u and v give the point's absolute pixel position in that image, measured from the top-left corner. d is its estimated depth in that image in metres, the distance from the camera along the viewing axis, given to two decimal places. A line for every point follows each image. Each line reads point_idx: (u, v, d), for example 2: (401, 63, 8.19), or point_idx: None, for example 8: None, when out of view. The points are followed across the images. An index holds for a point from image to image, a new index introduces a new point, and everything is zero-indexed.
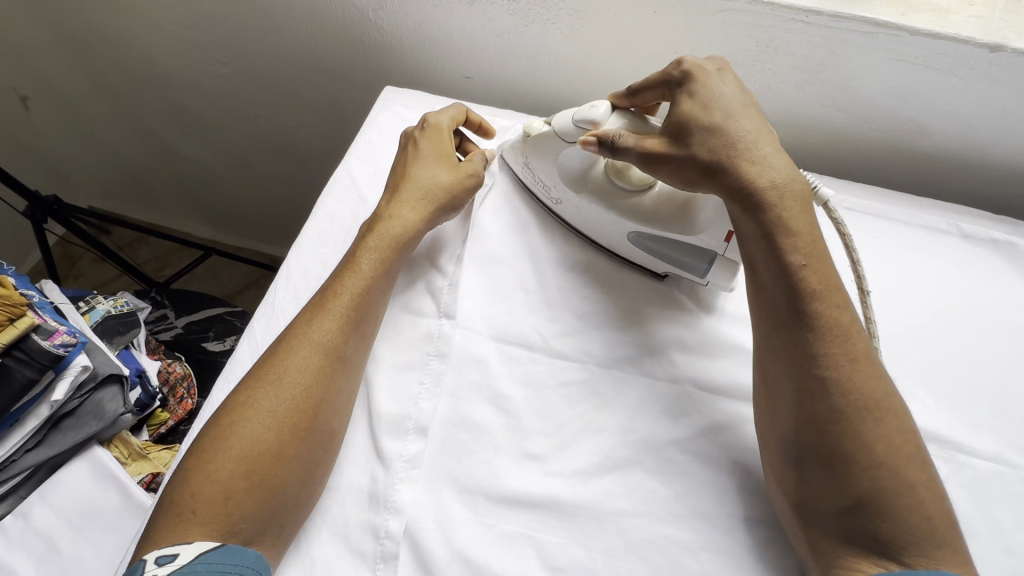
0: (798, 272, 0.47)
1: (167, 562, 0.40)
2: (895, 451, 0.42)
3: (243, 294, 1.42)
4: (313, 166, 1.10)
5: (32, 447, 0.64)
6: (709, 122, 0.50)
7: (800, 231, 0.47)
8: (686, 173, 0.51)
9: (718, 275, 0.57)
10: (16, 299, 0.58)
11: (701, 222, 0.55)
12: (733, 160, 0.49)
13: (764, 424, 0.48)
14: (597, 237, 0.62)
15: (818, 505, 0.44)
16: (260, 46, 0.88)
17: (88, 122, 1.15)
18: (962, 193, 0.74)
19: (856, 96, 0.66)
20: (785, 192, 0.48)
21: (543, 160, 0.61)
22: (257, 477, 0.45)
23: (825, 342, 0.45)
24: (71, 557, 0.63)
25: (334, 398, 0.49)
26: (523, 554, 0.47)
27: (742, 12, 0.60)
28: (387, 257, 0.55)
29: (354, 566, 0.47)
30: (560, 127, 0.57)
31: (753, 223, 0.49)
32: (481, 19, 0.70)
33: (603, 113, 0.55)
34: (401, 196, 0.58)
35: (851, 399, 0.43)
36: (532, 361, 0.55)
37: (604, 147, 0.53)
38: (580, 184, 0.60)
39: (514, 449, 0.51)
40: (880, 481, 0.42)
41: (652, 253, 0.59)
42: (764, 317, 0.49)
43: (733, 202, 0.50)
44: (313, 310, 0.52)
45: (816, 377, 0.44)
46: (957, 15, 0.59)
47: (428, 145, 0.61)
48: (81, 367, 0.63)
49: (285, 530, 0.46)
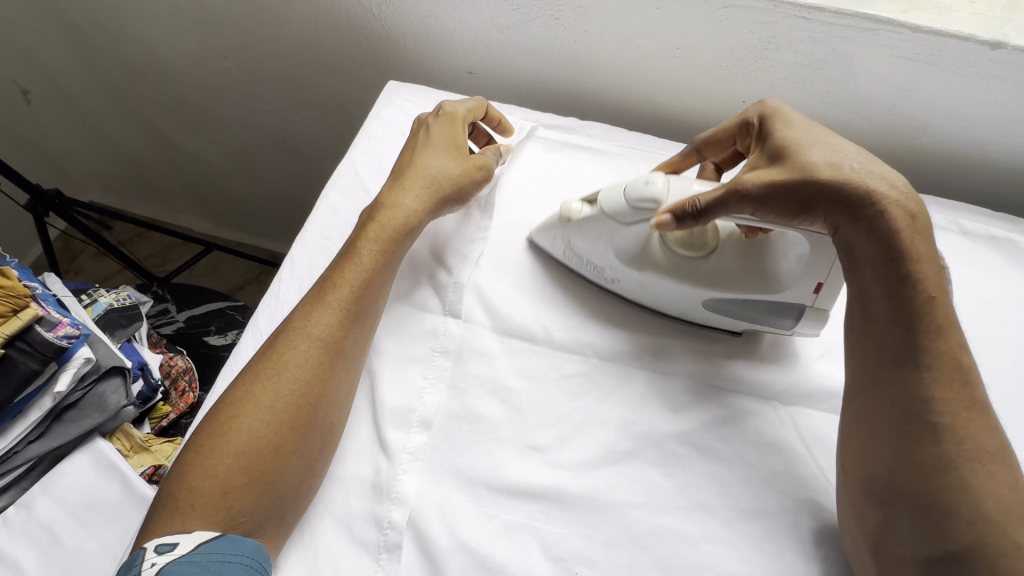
0: (925, 307, 0.43)
1: (166, 551, 0.41)
2: (1008, 506, 0.40)
3: (245, 290, 1.42)
4: (314, 162, 1.11)
5: (34, 439, 0.64)
6: (813, 147, 0.47)
7: (928, 259, 0.44)
8: (800, 198, 0.46)
9: (806, 324, 0.54)
10: (21, 291, 0.59)
11: (786, 275, 0.52)
12: (857, 177, 0.45)
13: (849, 464, 0.47)
14: (667, 308, 0.57)
15: (907, 551, 0.42)
16: (265, 41, 0.88)
17: (91, 116, 1.15)
18: (961, 191, 0.74)
19: (857, 93, 0.66)
20: (914, 214, 0.44)
21: (590, 241, 0.56)
22: (256, 472, 0.45)
23: (942, 385, 0.43)
24: (74, 549, 0.63)
25: (333, 390, 0.50)
26: (525, 543, 0.47)
27: (746, 8, 0.61)
28: (387, 248, 0.55)
29: (357, 555, 0.47)
30: (613, 211, 0.52)
31: (876, 248, 0.44)
32: (485, 14, 0.71)
33: (663, 188, 0.49)
34: (403, 183, 0.58)
35: (963, 448, 0.41)
36: (535, 353, 0.56)
37: (684, 218, 0.48)
38: (642, 263, 0.55)
39: (517, 441, 0.51)
40: (983, 536, 0.39)
41: (737, 315, 0.55)
42: (871, 354, 0.46)
43: (856, 220, 0.45)
44: (313, 301, 0.52)
45: (927, 422, 0.42)
46: (958, 13, 0.59)
47: (440, 131, 0.61)
48: (84, 359, 0.63)
49: (287, 520, 0.46)
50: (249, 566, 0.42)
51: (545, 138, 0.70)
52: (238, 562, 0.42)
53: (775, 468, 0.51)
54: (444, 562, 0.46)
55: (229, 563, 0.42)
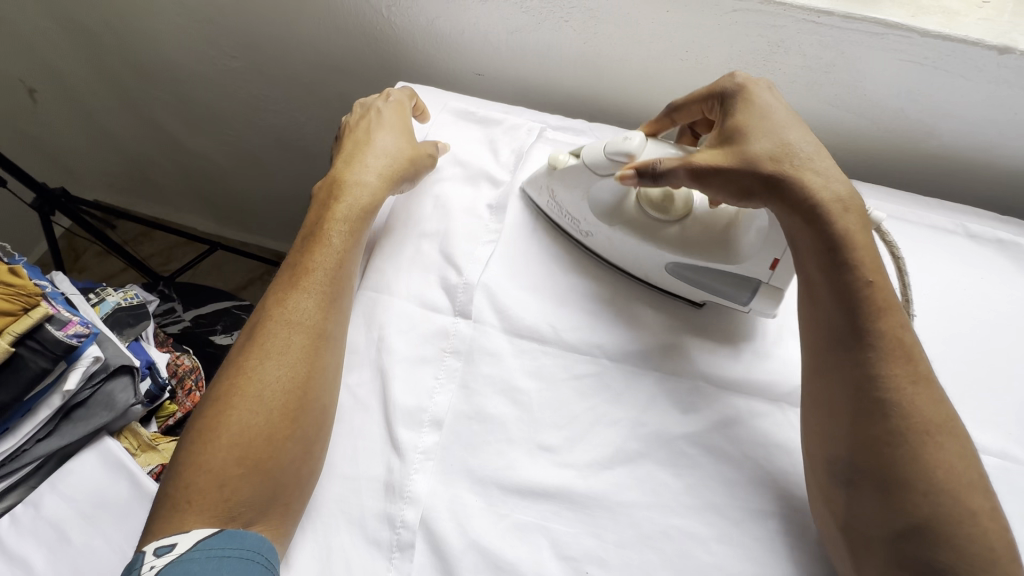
0: (862, 290, 0.46)
1: (165, 553, 0.42)
2: (956, 474, 0.42)
3: (249, 289, 1.42)
4: (319, 162, 1.11)
5: (43, 437, 0.64)
6: (767, 133, 0.49)
7: (864, 247, 0.47)
8: (743, 185, 0.49)
9: (761, 303, 0.56)
10: (32, 289, 0.60)
11: (745, 248, 0.54)
12: (796, 170, 0.48)
13: (812, 449, 0.48)
14: (634, 269, 0.60)
15: (873, 529, 0.43)
16: (273, 42, 0.88)
17: (96, 115, 1.16)
18: (966, 194, 0.75)
19: (865, 97, 0.67)
20: (849, 206, 0.47)
21: (571, 191, 0.59)
22: (250, 463, 0.46)
23: (887, 363, 0.45)
24: (82, 547, 0.63)
25: (321, 373, 0.51)
26: (535, 543, 0.48)
27: (755, 12, 0.61)
28: (355, 228, 0.58)
29: (370, 554, 0.48)
30: (591, 160, 0.56)
31: (813, 238, 0.48)
32: (494, 17, 0.71)
33: (638, 145, 0.53)
34: (363, 161, 0.61)
35: (910, 422, 0.43)
36: (545, 354, 0.56)
37: (644, 178, 0.51)
38: (612, 217, 0.58)
39: (527, 441, 0.51)
40: (938, 507, 0.41)
41: (694, 284, 0.57)
42: (820, 337, 0.48)
43: (794, 213, 0.48)
44: (287, 288, 0.53)
45: (874, 398, 0.44)
46: (966, 17, 0.60)
47: (391, 114, 0.65)
48: (93, 357, 0.64)
49: (292, 506, 0.47)
50: (252, 560, 0.42)
51: (555, 140, 0.70)
52: (239, 556, 0.42)
53: (783, 468, 0.51)
54: (456, 561, 0.47)
55: (230, 558, 0.42)
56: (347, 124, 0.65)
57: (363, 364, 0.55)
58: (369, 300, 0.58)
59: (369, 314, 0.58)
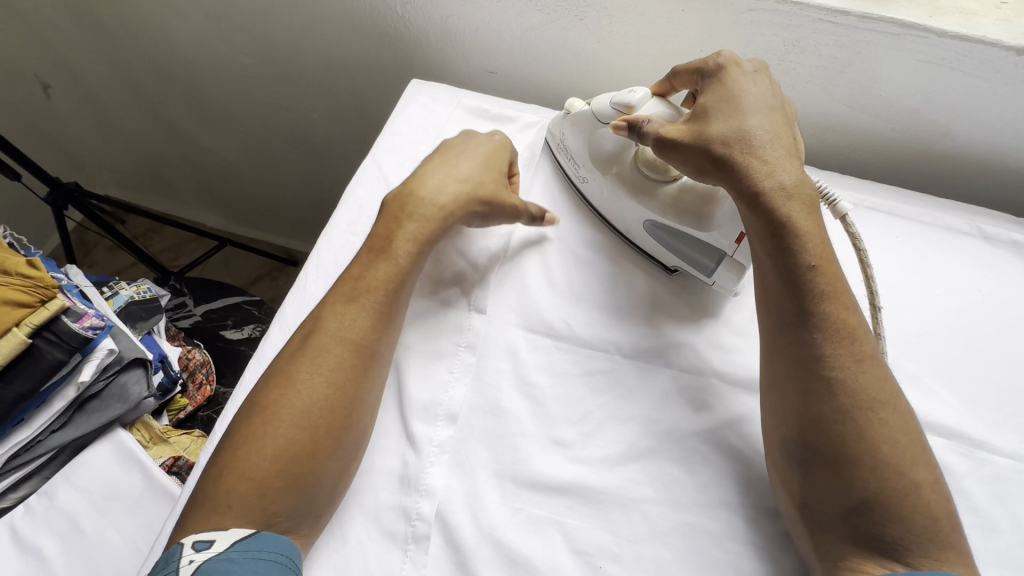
0: (806, 274, 0.47)
1: (204, 548, 0.41)
2: (898, 451, 0.43)
3: (258, 285, 1.43)
4: (331, 158, 1.11)
5: (58, 428, 0.65)
6: (726, 117, 0.51)
7: (809, 232, 0.47)
8: (696, 162, 0.51)
9: (725, 275, 0.57)
10: (49, 281, 0.60)
11: (716, 220, 0.55)
12: (744, 156, 0.49)
13: (769, 426, 0.49)
14: (615, 222, 0.62)
15: (825, 506, 0.44)
16: (288, 39, 0.88)
17: (110, 110, 1.17)
18: (979, 195, 0.75)
19: (880, 97, 0.67)
20: (794, 194, 0.48)
21: (578, 136, 0.62)
22: (293, 476, 0.45)
23: (831, 344, 0.46)
24: (94, 537, 0.63)
25: (366, 394, 0.50)
26: (549, 537, 0.48)
27: (771, 12, 0.61)
28: (422, 247, 0.56)
29: (385, 546, 0.48)
30: (597, 108, 0.58)
31: (758, 220, 0.49)
32: (509, 15, 0.71)
33: (639, 98, 0.55)
34: (441, 179, 0.59)
35: (854, 398, 0.44)
36: (559, 350, 0.56)
37: (632, 132, 0.54)
38: (607, 166, 0.60)
39: (541, 436, 0.52)
40: (885, 482, 0.42)
41: (665, 245, 0.59)
42: (770, 316, 0.50)
43: (738, 196, 0.49)
44: (346, 301, 0.53)
45: (824, 377, 0.45)
46: (984, 18, 0.60)
47: (488, 149, 0.63)
48: (107, 350, 0.64)
49: (322, 520, 0.47)
50: (284, 564, 0.42)
51: None
52: (274, 559, 0.42)
53: None
54: (472, 554, 0.47)
55: (265, 560, 0.42)
56: (447, 141, 0.64)
57: None
58: None
59: None
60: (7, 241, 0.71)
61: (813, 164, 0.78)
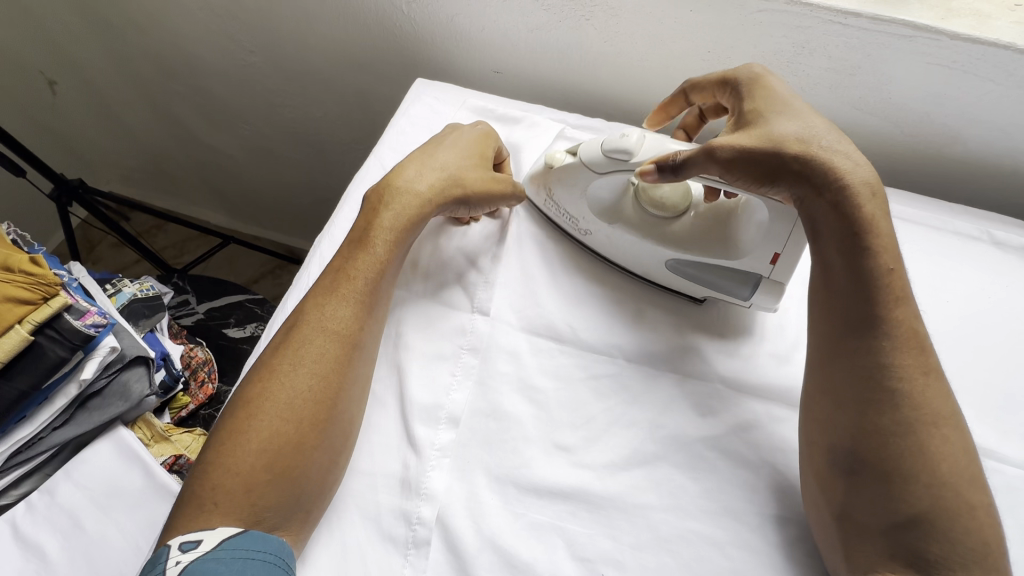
0: (884, 276, 0.45)
1: (191, 549, 0.41)
2: (958, 469, 0.42)
3: (261, 283, 1.43)
4: (335, 157, 1.11)
5: (59, 425, 0.65)
6: (790, 116, 0.50)
7: (886, 231, 0.46)
8: (767, 168, 0.48)
9: (762, 297, 0.56)
10: (51, 278, 0.60)
11: (746, 243, 0.55)
12: (822, 152, 0.47)
13: (813, 433, 0.48)
14: (632, 266, 0.60)
15: (869, 519, 0.43)
16: (293, 37, 0.88)
17: (115, 107, 1.17)
18: (990, 200, 0.74)
19: (889, 100, 0.66)
20: (874, 190, 0.47)
21: (568, 189, 0.59)
22: (279, 469, 0.45)
23: (900, 352, 0.44)
24: (94, 534, 0.63)
25: (349, 385, 0.50)
26: (550, 543, 0.47)
27: (781, 13, 0.61)
28: (399, 236, 0.55)
29: (385, 549, 0.47)
30: (588, 158, 0.56)
31: (836, 221, 0.47)
32: (515, 14, 0.71)
33: (636, 142, 0.53)
34: (420, 168, 0.58)
35: (920, 414, 0.43)
36: (562, 354, 0.56)
37: (663, 174, 0.51)
38: (611, 215, 0.59)
39: (544, 440, 0.51)
40: (940, 499, 0.41)
41: (697, 280, 0.57)
42: (831, 324, 0.48)
43: (816, 195, 0.47)
44: (326, 293, 0.52)
45: (888, 388, 0.44)
46: (998, 20, 0.59)
47: (471, 139, 0.62)
48: (109, 348, 0.64)
49: (312, 514, 0.47)
50: (275, 564, 0.42)
51: (574, 138, 0.69)
52: (263, 559, 0.42)
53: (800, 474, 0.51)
54: (472, 560, 0.47)
55: (254, 560, 0.42)
56: (429, 135, 0.64)
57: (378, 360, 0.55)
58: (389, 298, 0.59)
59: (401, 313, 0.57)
60: (10, 238, 0.71)
61: None
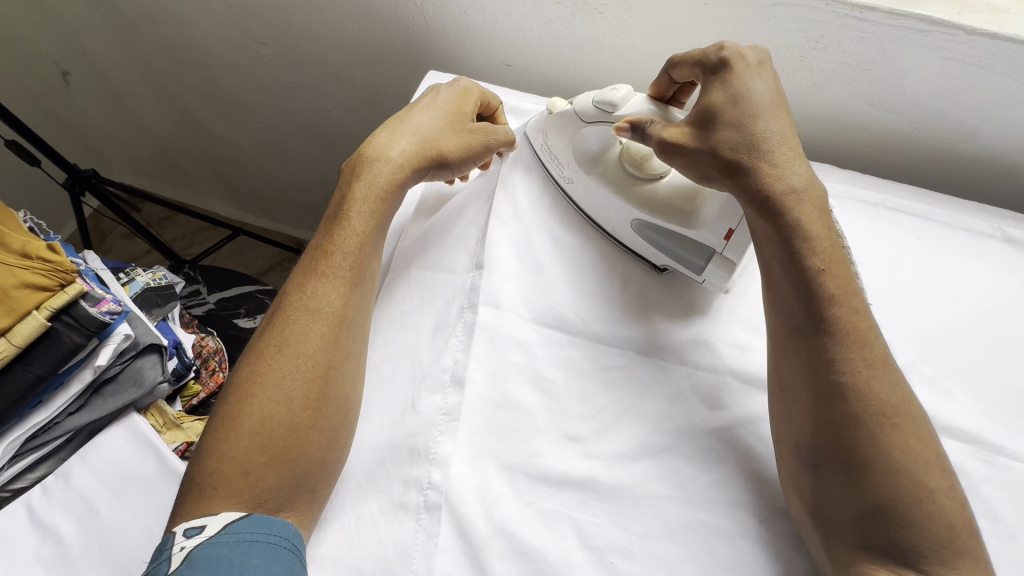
0: (815, 277, 0.47)
1: (195, 534, 0.42)
2: (914, 457, 0.42)
3: (270, 274, 1.45)
4: (345, 149, 1.11)
5: (75, 411, 0.66)
6: (736, 119, 0.51)
7: (819, 234, 0.48)
8: (702, 168, 0.52)
9: (713, 274, 0.57)
10: (68, 266, 0.61)
11: (702, 218, 0.56)
12: (755, 159, 0.50)
13: (781, 432, 0.49)
14: (603, 221, 0.62)
15: (837, 513, 0.44)
16: (304, 28, 0.88)
17: (126, 99, 1.18)
18: (1003, 197, 0.73)
19: (904, 95, 0.65)
20: (804, 195, 0.49)
21: (561, 136, 0.62)
22: (274, 451, 0.46)
23: (842, 346, 0.45)
24: (110, 520, 0.64)
25: (342, 361, 0.50)
26: (560, 531, 0.48)
27: (796, 6, 0.60)
28: (376, 210, 0.56)
29: (396, 519, 0.48)
30: (581, 106, 0.60)
31: (769, 225, 0.49)
32: (528, 8, 0.71)
33: (622, 96, 0.58)
34: (394, 133, 0.59)
35: (866, 407, 0.43)
36: (573, 345, 0.56)
37: (635, 133, 0.55)
38: (592, 165, 0.61)
39: (554, 430, 0.52)
40: (896, 488, 0.41)
41: (653, 244, 0.59)
42: (779, 321, 0.50)
43: (748, 201, 0.50)
44: (308, 273, 0.53)
45: (831, 382, 0.44)
46: (1015, 16, 0.58)
47: (449, 99, 0.62)
48: (123, 335, 0.64)
49: (318, 494, 0.48)
50: (281, 545, 0.43)
51: None
52: (267, 541, 0.43)
53: None
54: (483, 546, 0.47)
55: (259, 542, 0.42)
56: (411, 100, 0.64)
57: (383, 341, 0.57)
58: (391, 279, 0.61)
59: (406, 289, 0.59)
60: (27, 225, 0.71)
61: (831, 163, 0.77)
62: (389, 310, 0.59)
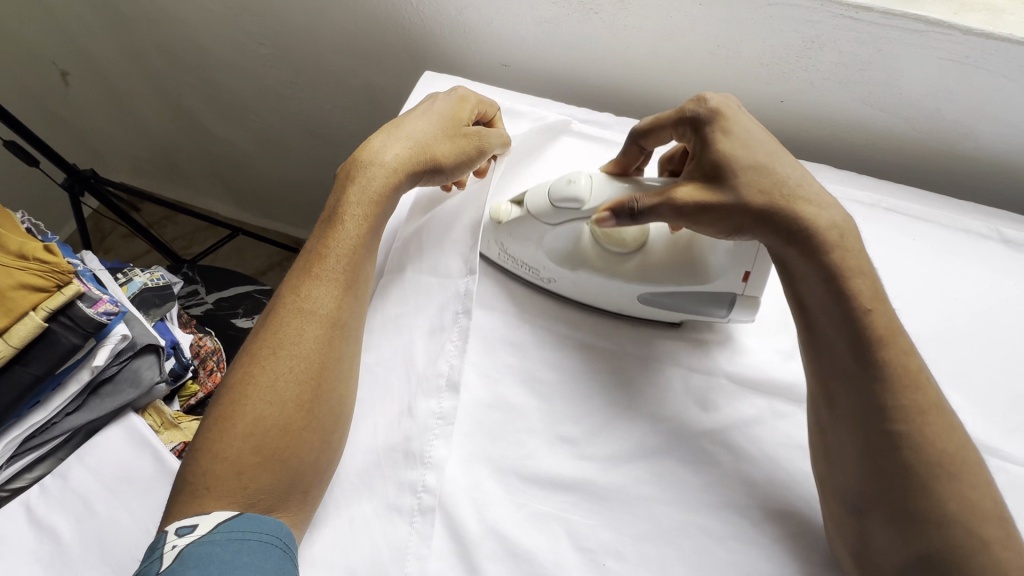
0: (864, 321, 0.45)
1: (186, 533, 0.43)
2: (971, 506, 0.41)
3: (268, 274, 1.45)
4: (343, 150, 1.11)
5: (73, 410, 0.66)
6: (755, 166, 0.49)
7: (863, 276, 0.46)
8: (735, 222, 0.49)
9: (738, 311, 0.56)
10: (64, 267, 0.61)
11: (712, 269, 0.54)
12: (788, 201, 0.48)
13: (822, 475, 0.48)
14: (607, 304, 0.58)
15: (883, 558, 0.43)
16: (300, 28, 0.88)
17: (125, 99, 1.18)
18: (1001, 197, 0.73)
19: (901, 95, 0.65)
20: (845, 232, 0.48)
21: (521, 242, 0.58)
22: (267, 452, 0.46)
23: (895, 395, 0.44)
24: (105, 517, 0.64)
25: (336, 363, 0.51)
26: (553, 533, 0.48)
27: (792, 7, 0.60)
28: (370, 214, 0.56)
29: (390, 521, 0.48)
30: (535, 208, 0.56)
31: (813, 266, 0.47)
32: (524, 8, 0.71)
33: (583, 189, 0.53)
34: (389, 138, 0.58)
35: (921, 457, 0.42)
36: (566, 347, 0.57)
37: (621, 217, 0.51)
38: (569, 259, 0.57)
39: (547, 432, 0.52)
40: (949, 539, 0.40)
41: (671, 308, 0.56)
42: (820, 367, 0.48)
43: (790, 246, 0.48)
44: (302, 275, 0.53)
45: (882, 431, 0.43)
46: (1012, 15, 0.58)
47: (445, 105, 0.62)
48: (120, 335, 0.64)
49: (312, 495, 0.48)
50: (272, 544, 0.43)
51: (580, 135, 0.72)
52: (259, 539, 0.43)
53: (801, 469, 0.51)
54: (476, 547, 0.47)
55: (252, 540, 0.43)
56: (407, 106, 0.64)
57: (376, 341, 0.56)
58: (385, 281, 0.61)
59: (400, 291, 0.59)
60: (24, 226, 0.72)
61: (828, 163, 0.77)
62: (381, 312, 0.58)
